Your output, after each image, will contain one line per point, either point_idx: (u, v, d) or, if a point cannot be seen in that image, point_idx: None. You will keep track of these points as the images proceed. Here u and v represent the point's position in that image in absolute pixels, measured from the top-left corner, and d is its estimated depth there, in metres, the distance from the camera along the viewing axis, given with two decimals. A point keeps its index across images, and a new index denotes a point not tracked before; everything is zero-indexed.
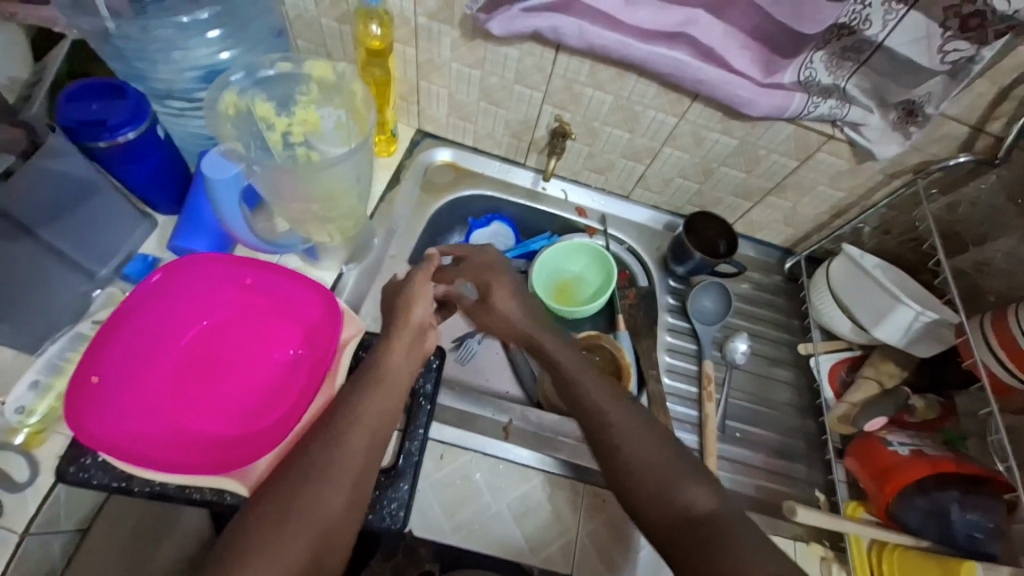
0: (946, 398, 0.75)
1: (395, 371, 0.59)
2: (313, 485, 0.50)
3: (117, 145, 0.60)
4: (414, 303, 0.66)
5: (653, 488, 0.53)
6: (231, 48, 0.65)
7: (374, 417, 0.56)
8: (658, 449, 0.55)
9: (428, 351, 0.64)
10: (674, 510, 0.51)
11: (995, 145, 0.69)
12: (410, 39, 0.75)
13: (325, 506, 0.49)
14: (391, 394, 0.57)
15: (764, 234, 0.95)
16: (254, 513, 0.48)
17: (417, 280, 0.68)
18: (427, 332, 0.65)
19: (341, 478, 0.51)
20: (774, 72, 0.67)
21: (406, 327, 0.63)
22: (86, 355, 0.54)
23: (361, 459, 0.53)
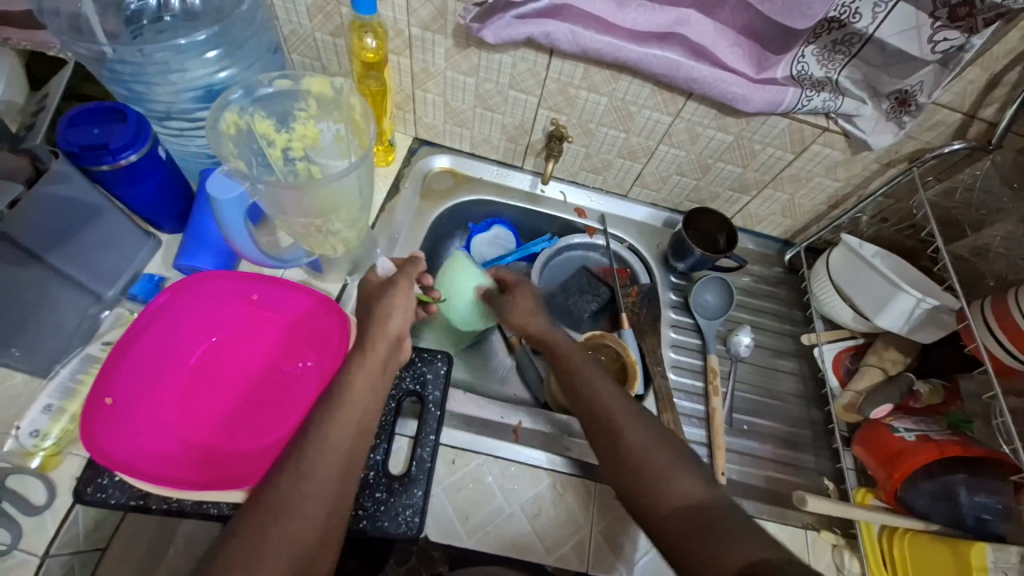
0: (951, 382, 0.75)
1: (369, 378, 0.60)
2: (285, 513, 0.50)
3: (119, 168, 0.61)
4: (391, 312, 0.65)
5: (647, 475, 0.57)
6: (228, 67, 0.66)
7: (345, 436, 0.56)
8: (653, 439, 0.60)
9: (400, 362, 0.65)
10: (670, 496, 0.55)
11: (988, 131, 0.70)
12: (404, 50, 0.76)
13: (307, 512, 0.51)
14: (363, 411, 0.58)
15: (763, 226, 0.96)
16: (230, 548, 0.47)
17: (399, 286, 0.67)
18: (402, 343, 0.65)
19: (315, 501, 0.51)
20: (766, 68, 0.68)
21: (380, 340, 0.62)
22: (99, 377, 0.54)
23: (334, 478, 0.53)
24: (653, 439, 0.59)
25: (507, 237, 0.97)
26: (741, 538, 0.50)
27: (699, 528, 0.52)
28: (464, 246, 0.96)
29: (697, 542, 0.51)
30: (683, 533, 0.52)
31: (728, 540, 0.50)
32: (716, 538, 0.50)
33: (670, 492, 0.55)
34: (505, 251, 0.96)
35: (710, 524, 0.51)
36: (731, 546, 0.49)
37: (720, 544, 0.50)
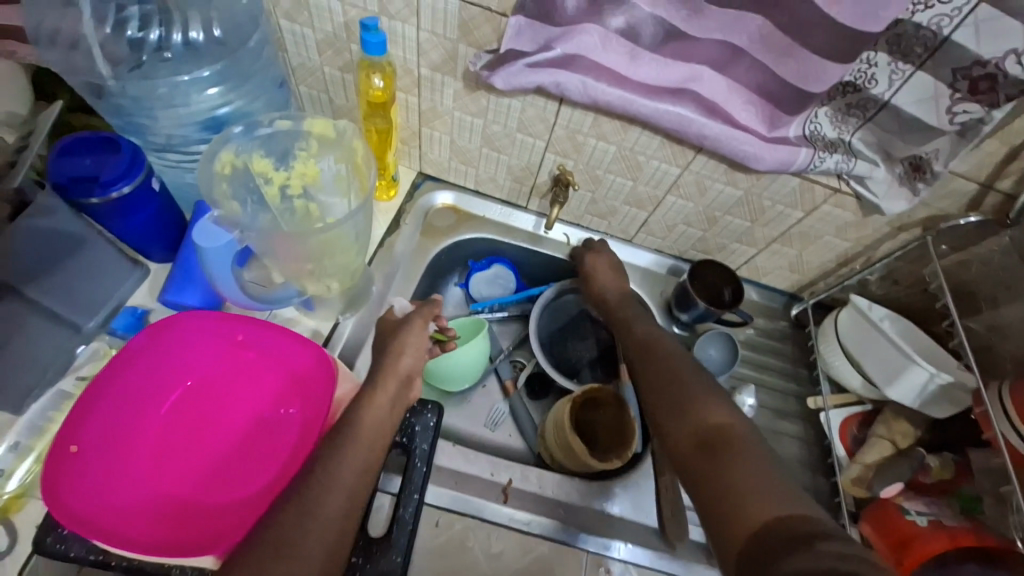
0: (963, 456, 0.71)
1: (376, 420, 0.57)
2: (282, 557, 0.47)
3: (109, 200, 0.59)
4: (404, 351, 0.65)
5: (681, 402, 0.60)
6: (231, 102, 0.65)
7: (352, 480, 0.53)
8: (687, 375, 0.63)
9: (411, 400, 0.63)
10: (696, 422, 0.57)
11: (1003, 205, 0.69)
12: (413, 88, 0.75)
13: (319, 526, 0.49)
14: (368, 452, 0.55)
15: (769, 279, 0.93)
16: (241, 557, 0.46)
17: (413, 326, 0.67)
18: (413, 381, 0.64)
19: (315, 546, 0.48)
20: (779, 127, 0.66)
21: (392, 376, 0.62)
22: (67, 425, 0.52)
23: (339, 515, 0.51)
24: (690, 380, 0.62)
25: (507, 276, 0.93)
26: (766, 483, 0.49)
27: (722, 457, 0.53)
28: (462, 284, 0.94)
29: (721, 469, 0.52)
30: (695, 449, 0.55)
31: (755, 481, 0.50)
32: (739, 469, 0.51)
33: (698, 420, 0.57)
34: (504, 292, 0.93)
35: (736, 455, 0.52)
36: (759, 484, 0.49)
37: (746, 482, 0.50)
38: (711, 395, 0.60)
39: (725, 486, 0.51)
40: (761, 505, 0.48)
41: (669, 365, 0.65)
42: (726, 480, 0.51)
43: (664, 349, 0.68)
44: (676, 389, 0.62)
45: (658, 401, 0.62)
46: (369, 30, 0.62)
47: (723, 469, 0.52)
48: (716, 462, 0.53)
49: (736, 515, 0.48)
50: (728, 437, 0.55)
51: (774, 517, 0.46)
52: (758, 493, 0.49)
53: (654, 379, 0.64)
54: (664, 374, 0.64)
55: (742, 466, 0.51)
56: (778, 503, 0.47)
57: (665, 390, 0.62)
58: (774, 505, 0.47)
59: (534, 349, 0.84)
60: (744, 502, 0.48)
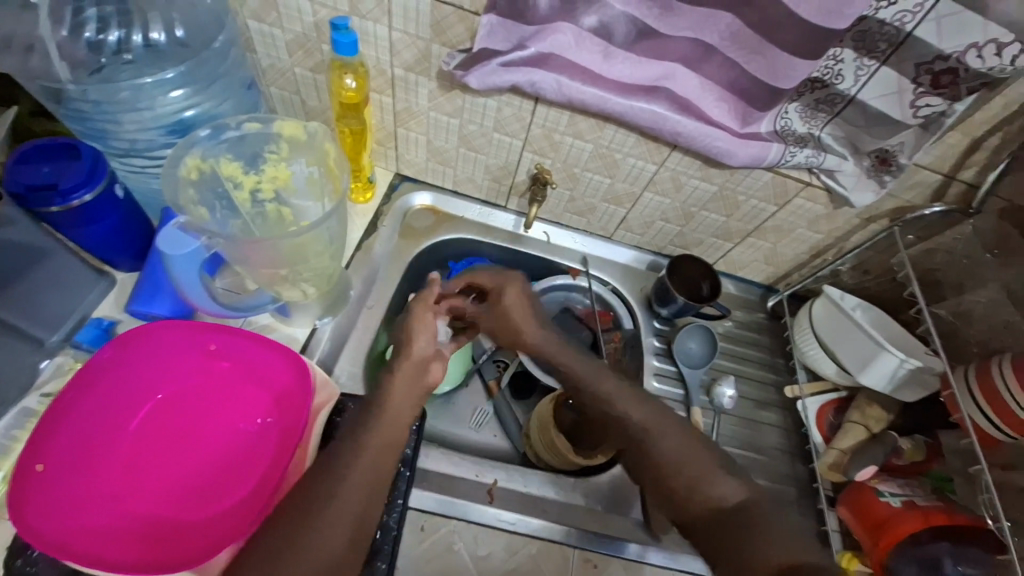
0: (933, 438, 0.75)
1: (399, 400, 0.60)
2: (313, 526, 0.50)
3: (70, 209, 0.57)
4: (416, 336, 0.66)
5: (687, 479, 0.62)
6: (196, 105, 0.63)
7: (376, 458, 0.55)
8: (686, 446, 0.64)
9: (434, 382, 0.63)
10: (707, 499, 0.60)
11: (966, 194, 0.72)
12: (387, 88, 0.74)
13: (345, 499, 0.52)
14: (392, 429, 0.57)
15: (745, 272, 0.95)
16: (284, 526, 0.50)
17: (419, 312, 0.68)
18: (430, 364, 0.64)
19: (340, 519, 0.50)
20: (751, 122, 0.68)
21: (407, 363, 0.63)
22: (32, 442, 0.50)
23: (362, 488, 0.53)
24: (698, 454, 0.63)
25: None
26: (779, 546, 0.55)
27: (734, 532, 0.57)
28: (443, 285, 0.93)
29: (737, 543, 0.56)
30: (717, 534, 0.58)
31: (769, 545, 0.55)
32: (754, 539, 0.56)
33: (708, 496, 0.61)
34: None
35: (750, 528, 0.57)
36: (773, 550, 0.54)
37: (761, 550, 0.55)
38: (716, 466, 0.63)
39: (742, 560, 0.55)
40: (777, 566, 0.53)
41: (668, 433, 0.65)
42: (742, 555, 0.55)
43: (659, 416, 0.67)
44: (681, 469, 0.62)
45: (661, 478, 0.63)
46: (340, 30, 0.61)
47: (739, 544, 0.56)
48: (731, 536, 0.57)
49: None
50: (744, 511, 0.59)
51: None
52: (774, 561, 0.54)
53: (655, 455, 0.64)
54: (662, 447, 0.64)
55: (757, 536, 0.56)
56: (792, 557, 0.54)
57: (670, 468, 0.63)
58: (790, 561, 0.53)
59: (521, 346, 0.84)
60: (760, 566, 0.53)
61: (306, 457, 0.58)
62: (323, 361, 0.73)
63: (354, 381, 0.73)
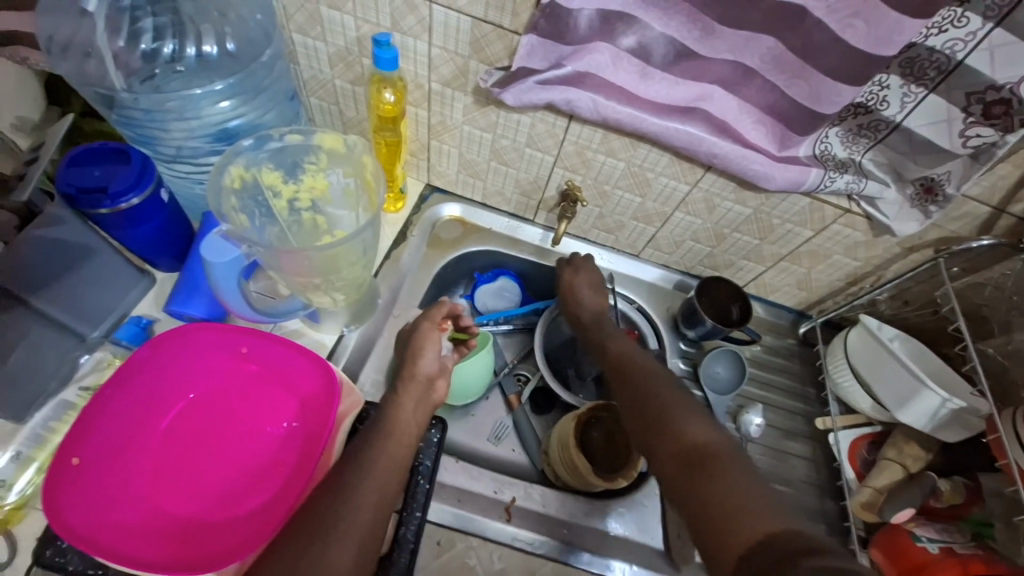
0: (975, 481, 0.70)
1: (405, 423, 0.60)
2: (323, 539, 0.50)
3: (118, 211, 0.59)
4: (422, 354, 0.68)
5: (659, 415, 0.61)
6: (242, 114, 0.65)
7: (383, 473, 0.55)
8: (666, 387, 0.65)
9: (435, 401, 0.67)
10: (683, 442, 0.58)
11: (1017, 226, 0.69)
12: (423, 102, 0.75)
13: (355, 512, 0.52)
14: (401, 443, 0.58)
15: (777, 296, 0.93)
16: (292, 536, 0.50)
17: (423, 329, 0.71)
18: (435, 382, 0.68)
19: (350, 532, 0.50)
20: (790, 146, 0.66)
21: (413, 381, 0.66)
22: (69, 436, 0.52)
23: (373, 502, 0.53)
24: (685, 407, 0.62)
25: (512, 288, 0.94)
26: (755, 502, 0.50)
27: (707, 478, 0.54)
28: (467, 296, 0.94)
29: (706, 489, 0.53)
30: (681, 463, 0.56)
31: (742, 497, 0.51)
32: (728, 488, 0.52)
33: (680, 432, 0.59)
34: (510, 303, 0.93)
35: (722, 475, 0.53)
36: (750, 505, 0.50)
37: (734, 503, 0.51)
38: (696, 413, 0.61)
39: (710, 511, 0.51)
40: (752, 524, 0.48)
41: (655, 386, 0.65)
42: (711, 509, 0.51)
43: (653, 373, 0.68)
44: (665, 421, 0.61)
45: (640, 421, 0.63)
46: (382, 46, 0.62)
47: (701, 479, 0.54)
48: (701, 485, 0.54)
49: (725, 537, 0.49)
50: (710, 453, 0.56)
51: (766, 541, 0.47)
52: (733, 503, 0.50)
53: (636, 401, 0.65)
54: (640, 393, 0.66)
55: (730, 487, 0.52)
56: (770, 520, 0.49)
57: (648, 412, 0.63)
58: (769, 527, 0.48)
59: (539, 359, 0.85)
60: (733, 518, 0.49)
61: (329, 463, 0.58)
62: (347, 368, 0.74)
63: (377, 389, 0.74)
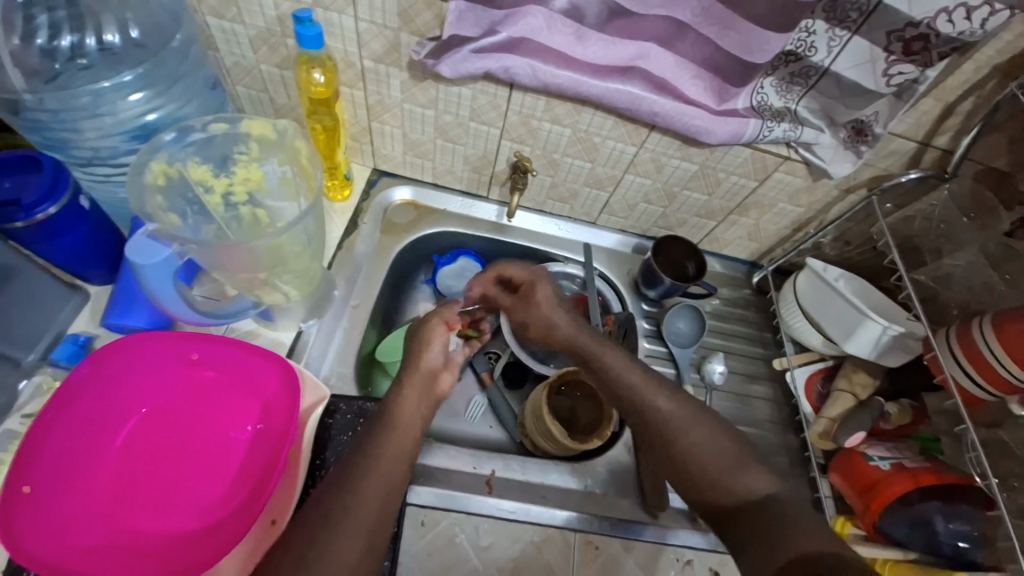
0: (918, 402, 0.77)
1: (408, 414, 0.59)
2: (328, 532, 0.48)
3: (34, 223, 0.55)
4: (429, 346, 0.66)
5: (700, 446, 0.60)
6: (159, 108, 0.61)
7: (388, 465, 0.54)
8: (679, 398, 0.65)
9: (440, 394, 0.64)
10: (734, 485, 0.57)
11: (941, 159, 0.73)
12: (357, 82, 0.72)
13: (362, 506, 0.51)
14: (406, 433, 0.57)
15: (729, 250, 0.96)
16: (305, 525, 0.49)
17: (428, 322, 0.68)
18: (439, 376, 0.65)
19: (353, 528, 0.49)
20: (727, 99, 0.67)
21: (417, 372, 0.63)
22: (15, 465, 0.50)
23: (376, 494, 0.52)
24: (728, 440, 0.61)
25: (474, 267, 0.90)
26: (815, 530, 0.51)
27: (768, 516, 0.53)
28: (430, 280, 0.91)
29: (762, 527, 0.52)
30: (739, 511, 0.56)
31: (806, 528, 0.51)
32: (790, 525, 0.52)
33: (733, 485, 0.57)
34: None
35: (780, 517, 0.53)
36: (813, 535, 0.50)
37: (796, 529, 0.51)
38: (748, 456, 0.59)
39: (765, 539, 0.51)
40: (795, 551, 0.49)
41: (690, 421, 0.61)
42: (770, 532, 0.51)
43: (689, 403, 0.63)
44: (704, 455, 0.59)
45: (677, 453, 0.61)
46: (304, 23, 0.59)
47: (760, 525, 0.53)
48: (761, 517, 0.54)
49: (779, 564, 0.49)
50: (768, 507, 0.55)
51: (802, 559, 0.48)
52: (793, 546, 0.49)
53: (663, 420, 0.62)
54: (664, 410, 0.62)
55: (789, 525, 0.52)
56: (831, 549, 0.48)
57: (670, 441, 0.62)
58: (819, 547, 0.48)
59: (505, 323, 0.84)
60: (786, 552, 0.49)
61: (301, 460, 0.57)
62: (310, 365, 0.71)
63: (345, 382, 0.73)
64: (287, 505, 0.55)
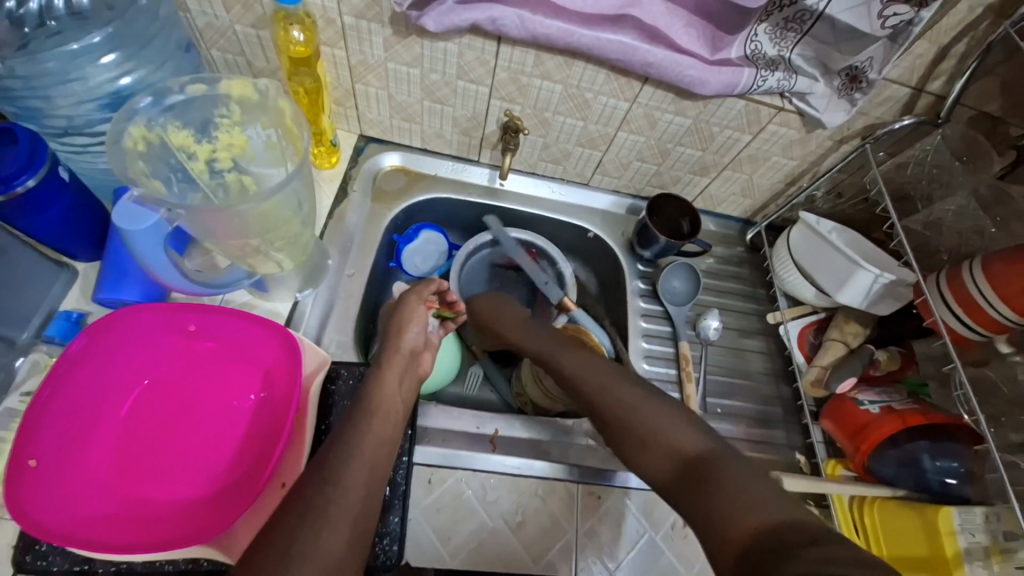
0: (907, 347, 0.78)
1: (387, 401, 0.59)
2: (312, 524, 0.47)
3: (15, 196, 0.53)
4: (407, 324, 0.69)
5: (642, 434, 0.56)
6: (132, 71, 0.58)
7: (372, 452, 0.54)
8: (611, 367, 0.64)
9: (422, 373, 0.67)
10: (667, 446, 0.54)
11: (935, 104, 0.72)
12: (338, 41, 0.69)
13: (346, 497, 0.50)
14: (385, 422, 0.57)
15: (723, 208, 0.96)
16: (282, 528, 0.47)
17: (407, 301, 0.71)
18: (420, 355, 0.68)
19: (338, 518, 0.49)
20: (720, 48, 0.66)
21: (397, 353, 0.65)
22: (18, 439, 0.50)
23: (362, 484, 0.52)
24: (650, 398, 0.59)
25: (437, 239, 0.89)
26: (759, 494, 0.46)
27: (703, 478, 0.50)
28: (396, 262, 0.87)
29: (698, 496, 0.48)
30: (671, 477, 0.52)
31: (746, 494, 0.46)
32: (722, 484, 0.48)
33: (662, 440, 0.54)
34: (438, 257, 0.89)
35: (713, 473, 0.49)
36: (742, 488, 0.47)
37: (736, 500, 0.46)
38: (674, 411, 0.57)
39: (710, 505, 0.47)
40: (748, 518, 0.45)
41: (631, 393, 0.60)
42: (718, 510, 0.46)
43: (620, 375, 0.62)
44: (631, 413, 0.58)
45: (622, 432, 0.57)
46: None
47: (697, 491, 0.49)
48: (696, 478, 0.50)
49: (729, 538, 0.44)
50: (700, 462, 0.51)
51: (762, 533, 0.43)
52: (742, 520, 0.45)
53: (615, 409, 0.59)
54: (614, 394, 0.60)
55: (723, 480, 0.48)
56: (765, 510, 0.45)
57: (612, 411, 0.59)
58: (770, 517, 0.44)
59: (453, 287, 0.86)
60: (733, 517, 0.45)
61: (307, 427, 0.57)
62: (310, 334, 0.71)
63: (346, 350, 0.73)
64: (294, 469, 0.56)
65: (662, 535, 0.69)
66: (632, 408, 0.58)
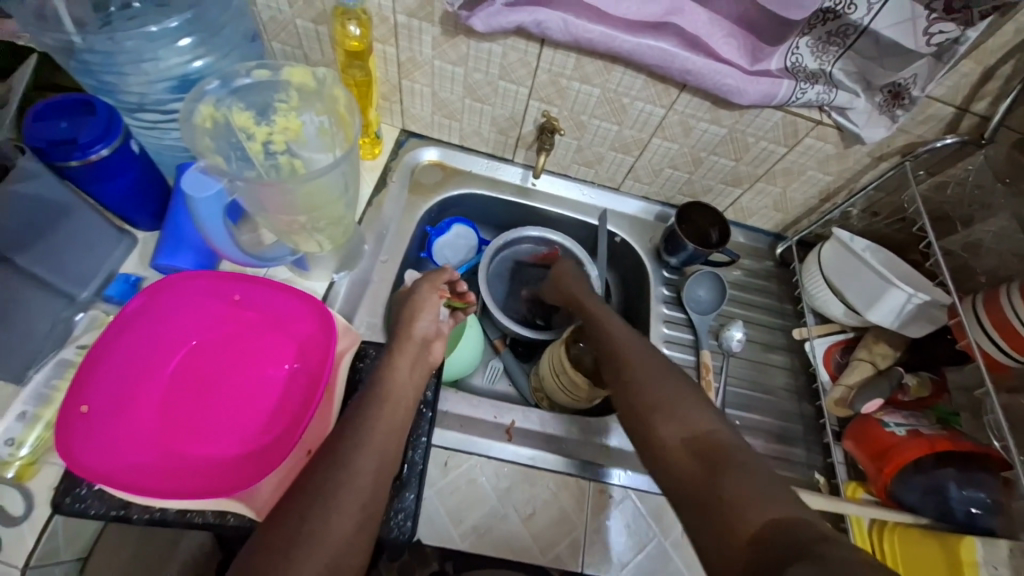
0: (939, 375, 0.77)
1: (400, 387, 0.61)
2: (325, 506, 0.51)
3: (89, 163, 0.58)
4: (421, 312, 0.70)
5: (674, 418, 0.58)
6: (203, 56, 0.63)
7: (382, 439, 0.56)
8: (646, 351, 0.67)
9: (433, 362, 0.68)
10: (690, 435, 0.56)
11: (980, 125, 0.70)
12: (389, 37, 0.73)
13: (358, 479, 0.53)
14: (396, 408, 0.59)
15: (754, 220, 0.95)
16: (298, 506, 0.50)
17: (421, 290, 0.73)
18: (431, 343, 0.69)
19: (349, 503, 0.51)
20: (761, 59, 0.66)
21: (409, 341, 0.66)
22: (73, 386, 0.53)
23: (373, 468, 0.54)
24: (678, 387, 0.61)
25: (467, 233, 0.92)
26: (770, 491, 0.48)
27: (720, 467, 0.52)
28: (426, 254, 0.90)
29: (712, 483, 0.50)
30: (686, 463, 0.54)
31: (756, 491, 0.48)
32: (734, 476, 0.50)
33: (686, 429, 0.57)
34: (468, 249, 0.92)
35: (730, 465, 0.51)
36: (754, 483, 0.49)
37: (746, 494, 0.48)
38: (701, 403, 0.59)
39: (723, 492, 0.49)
40: (757, 510, 0.46)
41: (660, 377, 0.63)
42: (730, 502, 0.48)
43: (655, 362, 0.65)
44: (660, 399, 0.60)
45: (649, 416, 0.59)
46: None
47: (712, 480, 0.51)
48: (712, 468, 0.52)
49: (737, 527, 0.46)
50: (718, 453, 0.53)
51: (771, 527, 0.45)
52: (752, 515, 0.46)
53: (647, 393, 0.61)
54: (650, 379, 0.62)
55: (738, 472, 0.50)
56: (777, 508, 0.47)
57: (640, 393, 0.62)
58: (780, 512, 0.46)
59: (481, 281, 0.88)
60: (744, 508, 0.47)
61: (334, 401, 0.61)
62: (342, 314, 0.74)
63: (374, 331, 0.76)
64: (320, 437, 0.59)
65: (671, 540, 0.69)
66: (662, 394, 0.60)
